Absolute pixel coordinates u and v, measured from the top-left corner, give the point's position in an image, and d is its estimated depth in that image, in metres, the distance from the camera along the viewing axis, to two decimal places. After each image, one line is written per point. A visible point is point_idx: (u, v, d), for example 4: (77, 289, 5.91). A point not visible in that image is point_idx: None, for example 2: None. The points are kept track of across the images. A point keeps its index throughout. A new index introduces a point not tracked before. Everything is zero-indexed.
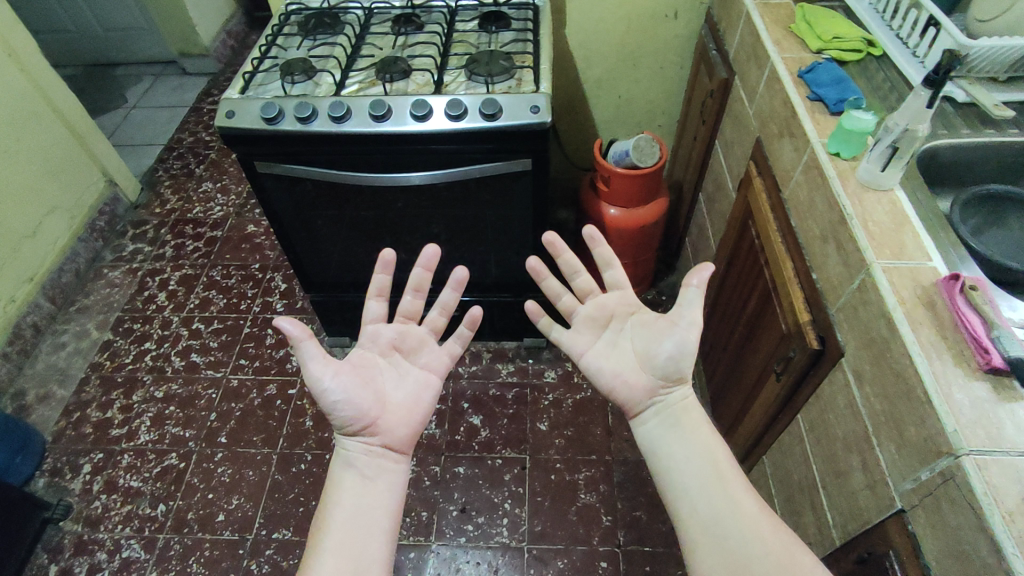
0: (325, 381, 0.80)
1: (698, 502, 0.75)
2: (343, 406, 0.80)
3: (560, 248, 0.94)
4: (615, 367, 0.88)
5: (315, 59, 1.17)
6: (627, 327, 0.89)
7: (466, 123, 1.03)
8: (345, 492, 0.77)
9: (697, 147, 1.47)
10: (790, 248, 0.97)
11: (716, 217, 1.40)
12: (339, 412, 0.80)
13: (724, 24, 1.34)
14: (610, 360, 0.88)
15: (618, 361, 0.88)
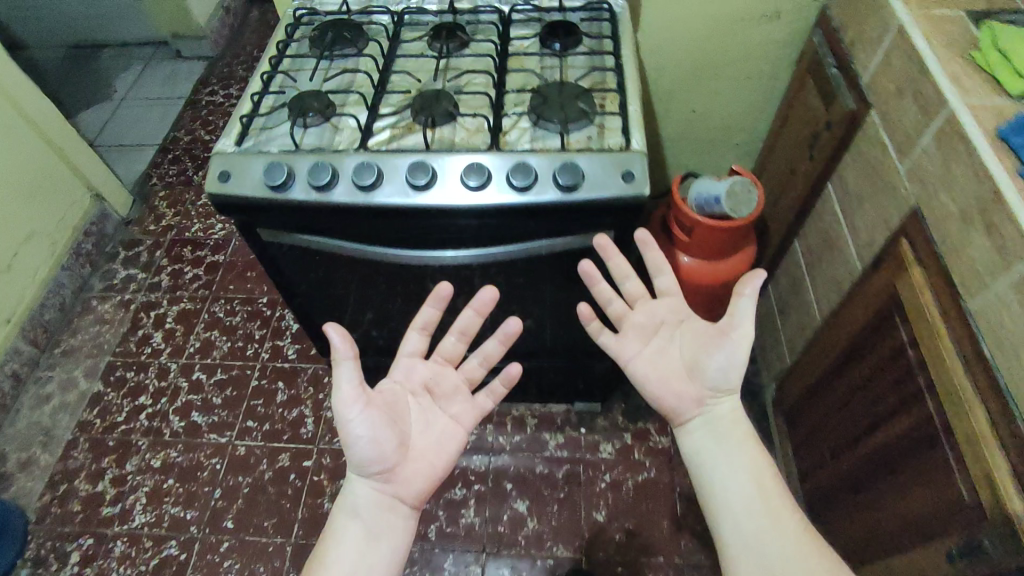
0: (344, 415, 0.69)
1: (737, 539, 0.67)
2: (359, 450, 0.70)
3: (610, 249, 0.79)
4: (657, 366, 0.76)
5: (333, 89, 0.89)
6: (679, 336, 0.76)
7: (538, 196, 0.77)
8: (345, 525, 0.70)
9: (797, 183, 1.18)
10: (981, 387, 0.70)
11: (819, 278, 1.12)
12: (356, 452, 0.70)
13: (851, 34, 1.03)
14: (654, 359, 0.76)
15: (662, 366, 0.75)
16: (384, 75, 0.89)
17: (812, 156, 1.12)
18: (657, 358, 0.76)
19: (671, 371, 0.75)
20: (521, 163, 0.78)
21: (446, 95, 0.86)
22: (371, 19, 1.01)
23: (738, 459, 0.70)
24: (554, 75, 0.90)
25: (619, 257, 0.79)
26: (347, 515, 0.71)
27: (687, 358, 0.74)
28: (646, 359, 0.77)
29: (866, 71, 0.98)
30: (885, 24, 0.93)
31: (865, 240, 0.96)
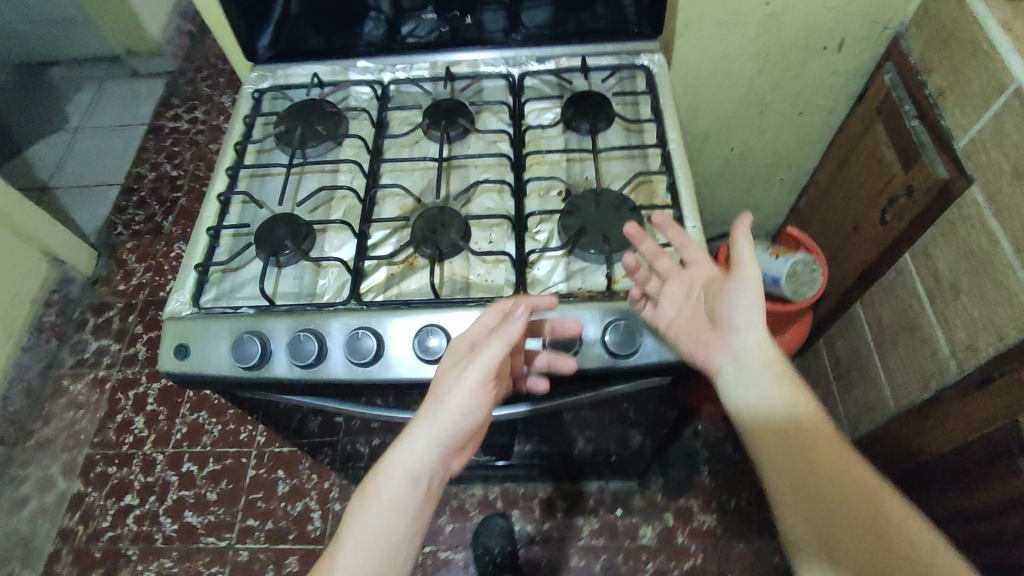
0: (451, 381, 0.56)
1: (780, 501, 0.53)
2: (449, 433, 0.55)
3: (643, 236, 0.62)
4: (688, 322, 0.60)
5: (309, 210, 0.71)
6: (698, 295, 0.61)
7: (582, 364, 0.60)
8: (367, 518, 0.53)
9: (865, 243, 1.01)
10: None
11: (897, 359, 0.96)
12: (433, 438, 0.55)
13: (936, 75, 0.84)
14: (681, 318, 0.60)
15: (695, 330, 0.59)
16: (372, 188, 0.71)
17: (884, 221, 0.95)
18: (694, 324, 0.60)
19: (702, 329, 0.59)
20: (560, 322, 0.61)
21: (455, 217, 0.68)
22: (349, 91, 0.81)
23: (758, 394, 0.56)
24: (586, 175, 0.72)
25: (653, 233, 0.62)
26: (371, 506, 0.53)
27: (721, 321, 0.58)
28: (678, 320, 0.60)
29: (963, 131, 0.79)
30: (991, 76, 0.73)
31: (964, 342, 0.80)
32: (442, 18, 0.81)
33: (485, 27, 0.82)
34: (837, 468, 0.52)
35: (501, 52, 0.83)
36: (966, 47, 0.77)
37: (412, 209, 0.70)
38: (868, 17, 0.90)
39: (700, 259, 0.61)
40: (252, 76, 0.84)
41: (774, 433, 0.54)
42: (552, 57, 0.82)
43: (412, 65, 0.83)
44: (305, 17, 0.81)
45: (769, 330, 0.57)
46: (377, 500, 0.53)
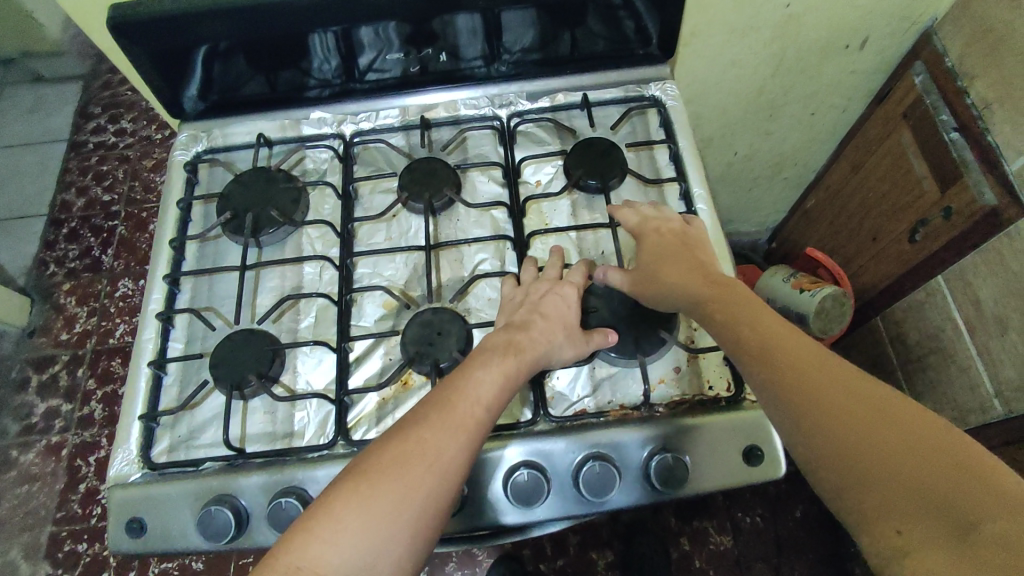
0: (569, 343, 0.53)
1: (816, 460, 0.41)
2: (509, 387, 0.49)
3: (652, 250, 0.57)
4: (668, 271, 0.53)
5: (274, 320, 0.59)
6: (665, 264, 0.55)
7: (619, 497, 0.52)
8: (447, 464, 0.44)
9: (887, 256, 0.93)
10: None
11: (925, 385, 0.90)
12: (491, 396, 0.47)
13: (981, 83, 0.73)
14: (666, 275, 0.53)
15: (671, 261, 0.53)
16: (347, 289, 0.59)
17: (913, 239, 0.87)
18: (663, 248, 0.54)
19: (671, 259, 0.53)
20: (591, 447, 0.52)
21: (452, 320, 0.56)
22: (305, 153, 0.68)
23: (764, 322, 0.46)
24: (602, 249, 0.61)
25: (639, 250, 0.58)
26: (454, 447, 0.44)
27: (679, 244, 0.55)
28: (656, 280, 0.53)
29: (1015, 152, 0.69)
30: None
31: (1015, 383, 0.73)
32: (412, 56, 0.67)
33: (461, 57, 0.68)
34: (879, 404, 0.40)
35: (483, 90, 0.70)
36: (1018, 56, 0.67)
37: (399, 309, 0.59)
38: (897, 13, 0.78)
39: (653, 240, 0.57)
40: (180, 140, 0.68)
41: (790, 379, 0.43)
42: (546, 92, 0.69)
43: (378, 112, 0.69)
44: (236, 62, 0.65)
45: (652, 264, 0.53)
46: (461, 443, 0.45)
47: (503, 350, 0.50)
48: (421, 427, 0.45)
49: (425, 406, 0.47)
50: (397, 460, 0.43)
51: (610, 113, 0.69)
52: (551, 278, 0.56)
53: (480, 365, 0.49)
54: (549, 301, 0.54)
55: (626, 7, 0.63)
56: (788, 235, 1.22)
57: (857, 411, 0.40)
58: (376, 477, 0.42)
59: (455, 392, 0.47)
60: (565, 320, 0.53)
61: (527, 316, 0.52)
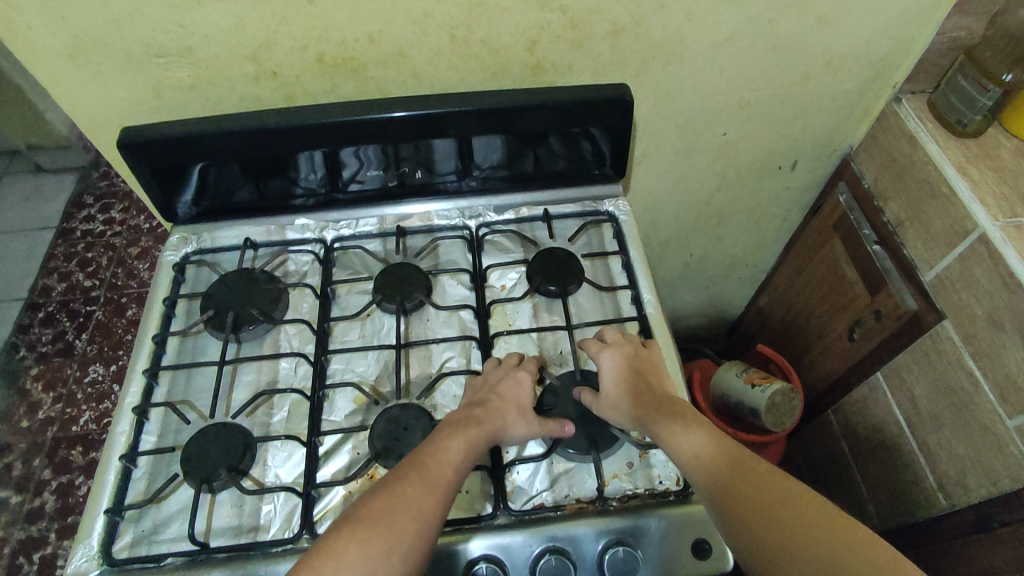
0: (521, 420, 0.56)
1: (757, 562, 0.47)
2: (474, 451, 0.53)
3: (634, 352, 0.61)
4: (623, 388, 0.58)
5: (248, 414, 0.62)
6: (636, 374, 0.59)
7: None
8: (426, 516, 0.48)
9: (829, 354, 1.00)
10: None
11: (874, 478, 0.94)
12: (461, 457, 0.52)
13: (892, 204, 0.83)
14: (620, 390, 0.58)
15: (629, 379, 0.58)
16: (320, 385, 0.63)
17: (852, 339, 0.93)
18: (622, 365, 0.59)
19: (629, 376, 0.58)
20: (548, 540, 0.54)
21: (418, 417, 0.60)
22: (287, 256, 0.74)
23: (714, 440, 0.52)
24: (561, 348, 0.66)
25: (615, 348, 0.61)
26: (432, 501, 0.48)
27: (638, 361, 0.60)
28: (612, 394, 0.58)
29: (928, 265, 0.78)
30: (950, 217, 0.74)
31: (952, 477, 0.78)
32: (391, 172, 0.75)
33: (436, 172, 0.76)
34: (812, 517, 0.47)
35: (455, 203, 0.78)
36: (921, 184, 0.78)
37: (367, 404, 0.62)
38: (819, 142, 0.89)
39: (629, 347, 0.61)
40: (171, 241, 0.74)
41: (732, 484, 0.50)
42: (510, 206, 0.78)
43: (358, 220, 0.76)
44: (229, 174, 0.72)
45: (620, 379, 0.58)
46: (437, 498, 0.49)
47: (466, 421, 0.54)
48: (404, 483, 0.49)
49: (402, 467, 0.51)
50: (385, 512, 0.47)
51: (569, 226, 0.78)
52: (508, 365, 0.61)
53: (447, 433, 0.53)
54: (504, 384, 0.58)
55: (580, 136, 0.73)
56: (746, 331, 1.30)
57: (789, 511, 0.47)
58: (366, 526, 0.46)
59: (431, 454, 0.51)
60: (519, 402, 0.57)
61: (485, 395, 0.57)
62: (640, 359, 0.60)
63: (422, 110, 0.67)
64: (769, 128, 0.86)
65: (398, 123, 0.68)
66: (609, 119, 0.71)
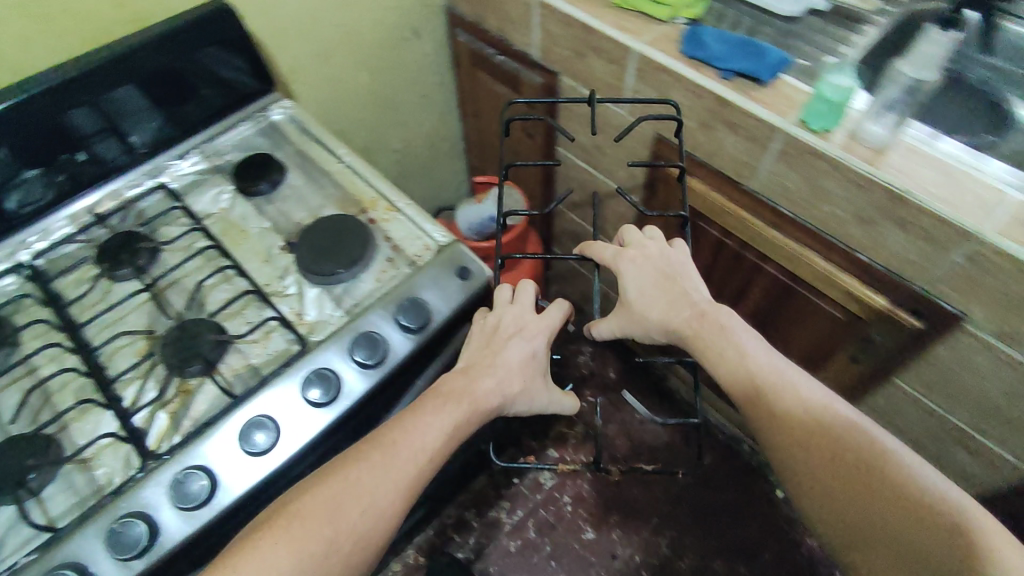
0: (518, 386, 0.69)
1: (819, 488, 0.58)
2: (451, 430, 0.63)
3: (631, 257, 0.73)
4: (650, 292, 0.71)
5: (31, 423, 0.60)
6: (654, 279, 0.71)
7: (420, 378, 0.71)
8: (377, 499, 0.57)
9: (523, 158, 1.24)
10: (799, 239, 0.83)
11: (600, 221, 1.20)
12: (430, 435, 0.61)
13: (489, 20, 1.06)
14: (650, 297, 0.71)
15: (662, 291, 0.71)
16: (90, 355, 0.63)
17: (529, 136, 1.17)
18: (650, 276, 0.72)
19: (656, 281, 0.71)
20: (376, 364, 0.64)
21: (199, 324, 0.65)
22: None
23: (764, 364, 0.64)
24: (294, 219, 0.76)
25: (632, 263, 0.73)
26: (386, 490, 0.57)
27: (658, 265, 0.72)
28: (638, 300, 0.71)
29: (529, 47, 1.02)
30: (518, 2, 0.97)
31: (624, 176, 1.04)
32: (50, 170, 0.74)
33: (101, 155, 0.77)
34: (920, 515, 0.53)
35: (137, 170, 0.81)
36: None
37: (149, 342, 0.65)
38: (419, 3, 1.08)
39: (639, 252, 0.73)
40: None
41: (817, 464, 0.58)
42: (191, 149, 0.83)
43: (49, 229, 0.76)
44: None
45: (650, 286, 0.71)
46: (393, 486, 0.58)
47: (458, 398, 0.64)
48: (363, 474, 0.57)
49: (361, 450, 0.60)
50: (329, 501, 0.55)
51: (251, 138, 0.85)
52: (512, 324, 0.71)
53: (434, 410, 0.63)
54: (511, 348, 0.69)
55: (212, 61, 0.80)
56: None
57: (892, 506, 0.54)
58: (307, 519, 0.54)
59: (402, 444, 0.60)
60: (520, 370, 0.69)
61: (489, 360, 0.68)
62: (670, 271, 0.71)
63: (38, 89, 0.68)
64: (374, 4, 1.01)
65: (24, 110, 0.68)
66: (224, 32, 0.79)
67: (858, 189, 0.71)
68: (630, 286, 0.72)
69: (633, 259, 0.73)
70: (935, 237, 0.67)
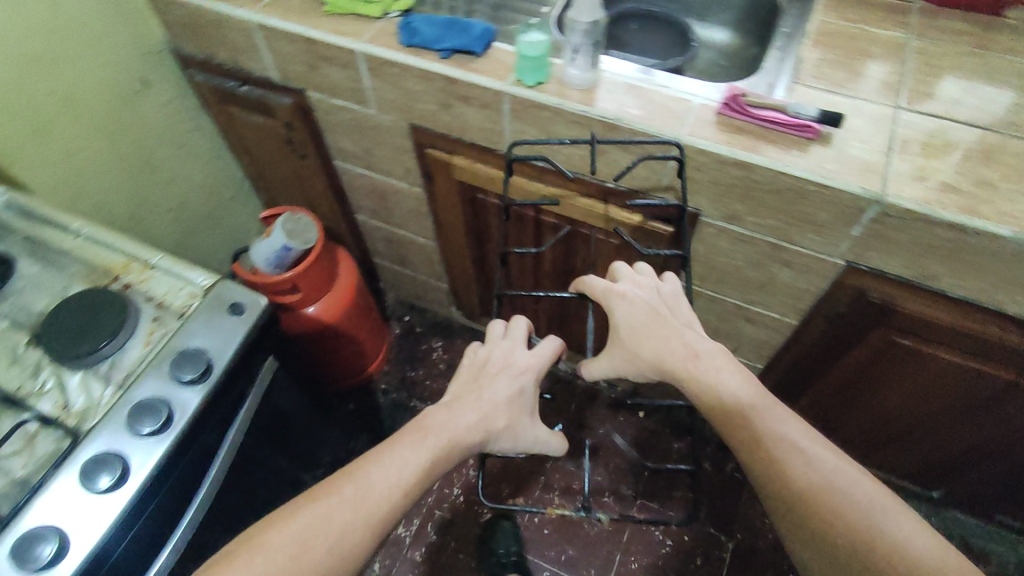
0: (500, 428, 0.67)
1: (798, 551, 0.55)
2: (431, 459, 0.61)
3: (619, 297, 0.70)
4: (642, 328, 0.67)
5: None
6: (645, 315, 0.68)
7: (232, 430, 0.70)
8: (350, 530, 0.56)
9: (308, 181, 1.23)
10: (557, 184, 0.90)
11: (402, 220, 1.22)
12: (409, 468, 0.60)
13: (219, 53, 1.03)
14: (648, 337, 0.66)
15: (657, 326, 0.66)
16: None
17: (303, 157, 1.16)
18: (642, 312, 0.68)
19: (651, 316, 0.67)
20: (168, 426, 0.60)
21: None
22: None
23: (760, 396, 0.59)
24: (37, 310, 0.69)
25: (626, 305, 0.69)
26: (361, 525, 0.56)
27: (653, 305, 0.69)
28: (631, 337, 0.67)
29: (268, 70, 1.01)
30: (238, 29, 0.95)
31: (403, 171, 1.07)
32: None
33: None
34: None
35: None
36: (209, 24, 0.97)
37: None
38: (138, 52, 1.02)
39: (631, 294, 0.70)
40: None
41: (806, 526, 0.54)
42: None
43: None
44: None
45: (642, 321, 0.67)
46: (367, 523, 0.56)
47: (438, 429, 0.63)
48: (335, 509, 0.56)
49: (336, 484, 0.59)
50: (303, 536, 0.55)
51: None
52: (499, 365, 0.71)
53: (407, 444, 0.61)
54: (498, 382, 0.69)
55: None
56: None
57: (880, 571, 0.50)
58: (269, 556, 0.53)
59: (376, 478, 0.58)
60: (505, 406, 0.68)
61: (473, 391, 0.68)
62: (661, 306, 0.69)
63: None
64: (83, 63, 0.94)
65: None
66: None
67: (582, 128, 0.79)
68: (624, 324, 0.68)
69: (620, 298, 0.70)
70: (650, 151, 0.78)
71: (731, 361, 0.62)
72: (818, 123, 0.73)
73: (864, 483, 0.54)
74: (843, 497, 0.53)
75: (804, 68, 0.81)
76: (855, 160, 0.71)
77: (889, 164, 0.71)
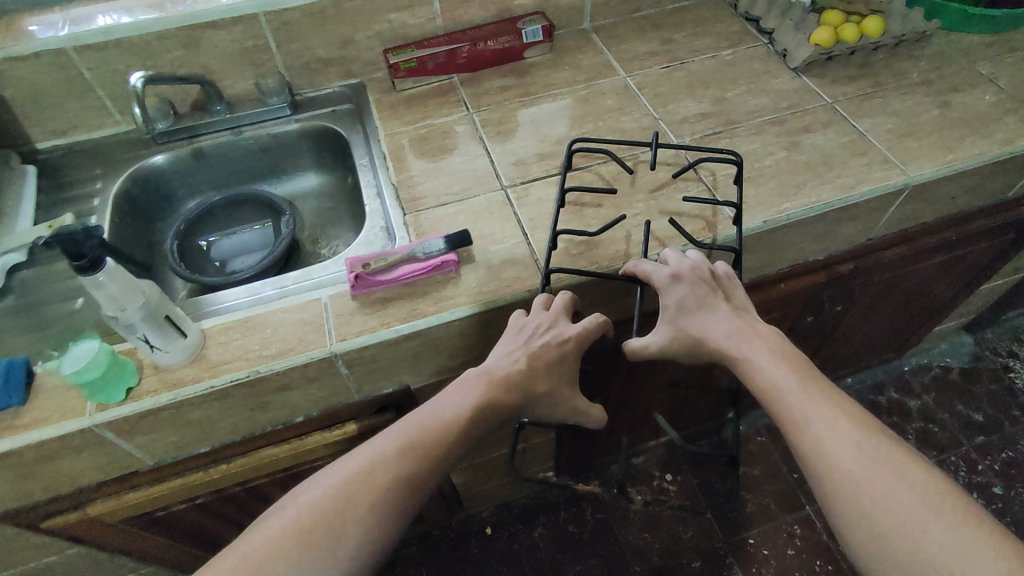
0: (533, 394, 0.57)
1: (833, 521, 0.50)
2: (471, 421, 0.54)
3: (674, 272, 0.60)
4: (705, 309, 0.59)
5: None
6: (694, 293, 0.59)
7: None
8: (394, 492, 0.49)
9: None
10: (240, 451, 0.71)
11: None
12: (453, 421, 0.53)
13: None
14: (717, 320, 0.58)
15: (711, 309, 0.59)
16: None
17: None
18: (696, 292, 0.59)
19: (711, 291, 0.60)
20: None
21: None
22: None
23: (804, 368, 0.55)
24: None
25: (679, 281, 0.60)
26: (410, 492, 0.50)
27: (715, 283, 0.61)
28: (690, 315, 0.59)
29: None
30: None
31: (33, 549, 0.75)
32: None
33: None
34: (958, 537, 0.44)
35: None
36: None
37: None
38: None
39: (696, 265, 0.61)
40: None
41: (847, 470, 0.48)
42: None
43: None
44: None
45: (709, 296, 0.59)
46: (416, 487, 0.50)
47: (485, 386, 0.55)
48: (377, 465, 0.50)
49: (390, 445, 0.51)
50: (352, 488, 0.49)
51: None
52: (549, 321, 0.59)
53: (454, 400, 0.54)
54: (547, 348, 0.58)
55: None
56: None
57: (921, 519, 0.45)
58: (320, 522, 0.47)
59: (421, 433, 0.52)
60: (547, 371, 0.57)
61: (520, 357, 0.57)
62: (716, 286, 0.60)
63: None
64: None
65: None
66: None
67: (220, 400, 0.62)
68: (670, 303, 0.59)
69: (676, 274, 0.60)
70: (313, 375, 0.64)
71: (774, 340, 0.56)
72: (452, 252, 0.67)
73: (915, 468, 0.48)
74: (896, 511, 0.46)
75: (404, 194, 0.75)
76: (505, 265, 0.67)
77: (532, 250, 0.68)
